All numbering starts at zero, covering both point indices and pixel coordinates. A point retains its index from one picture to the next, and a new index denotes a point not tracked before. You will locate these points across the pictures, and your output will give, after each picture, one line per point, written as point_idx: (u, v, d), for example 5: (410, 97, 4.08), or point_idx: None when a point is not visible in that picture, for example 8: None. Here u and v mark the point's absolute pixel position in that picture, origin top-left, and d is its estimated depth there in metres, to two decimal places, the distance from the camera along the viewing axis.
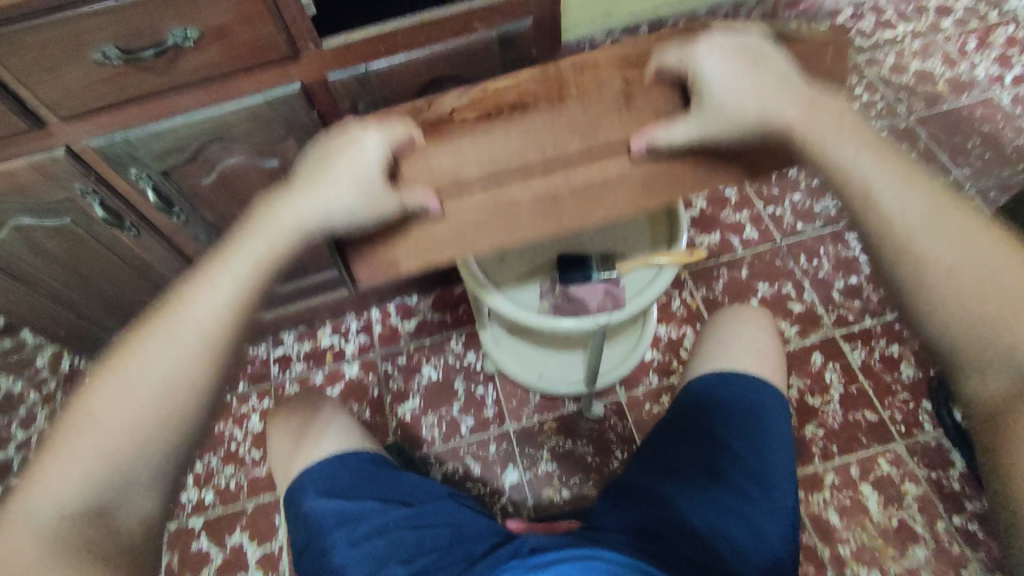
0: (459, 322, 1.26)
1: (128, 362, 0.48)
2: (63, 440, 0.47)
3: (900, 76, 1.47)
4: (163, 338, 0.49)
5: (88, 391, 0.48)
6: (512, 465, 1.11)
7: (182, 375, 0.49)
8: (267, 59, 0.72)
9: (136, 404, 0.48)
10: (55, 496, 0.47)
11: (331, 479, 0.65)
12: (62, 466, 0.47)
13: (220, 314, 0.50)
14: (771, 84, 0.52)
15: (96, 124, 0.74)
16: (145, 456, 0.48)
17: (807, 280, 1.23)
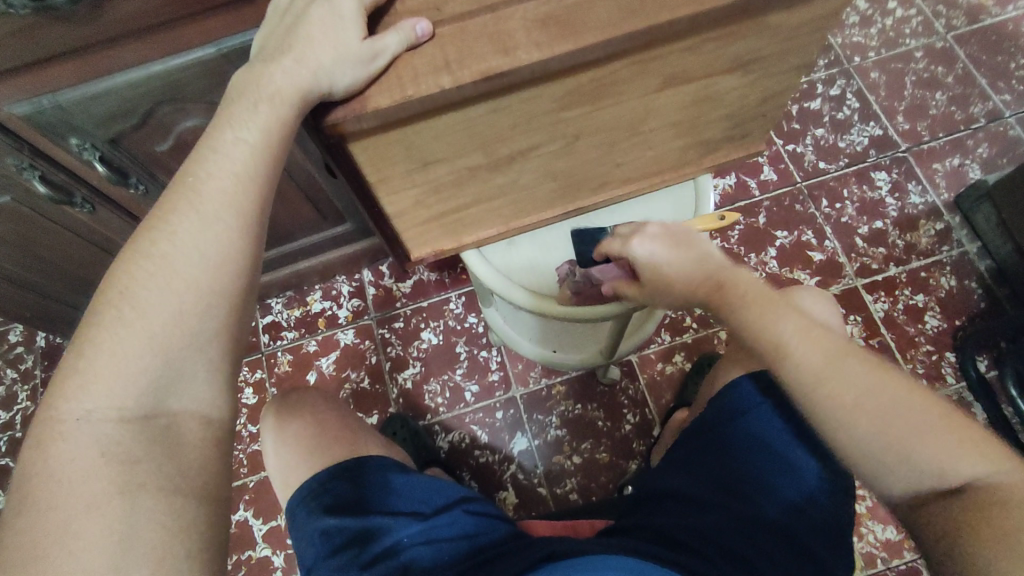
0: (458, 281, 1.18)
1: (152, 248, 0.40)
2: (94, 340, 0.38)
3: None
4: (183, 214, 0.41)
5: (122, 284, 0.39)
6: (520, 432, 1.07)
7: (225, 249, 0.41)
8: (217, 4, 0.58)
9: (177, 288, 0.39)
10: (105, 409, 0.38)
11: (335, 492, 0.60)
12: (107, 371, 0.38)
13: (243, 181, 0.42)
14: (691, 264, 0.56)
15: (18, 89, 0.60)
16: (198, 347, 0.40)
17: (829, 226, 1.15)
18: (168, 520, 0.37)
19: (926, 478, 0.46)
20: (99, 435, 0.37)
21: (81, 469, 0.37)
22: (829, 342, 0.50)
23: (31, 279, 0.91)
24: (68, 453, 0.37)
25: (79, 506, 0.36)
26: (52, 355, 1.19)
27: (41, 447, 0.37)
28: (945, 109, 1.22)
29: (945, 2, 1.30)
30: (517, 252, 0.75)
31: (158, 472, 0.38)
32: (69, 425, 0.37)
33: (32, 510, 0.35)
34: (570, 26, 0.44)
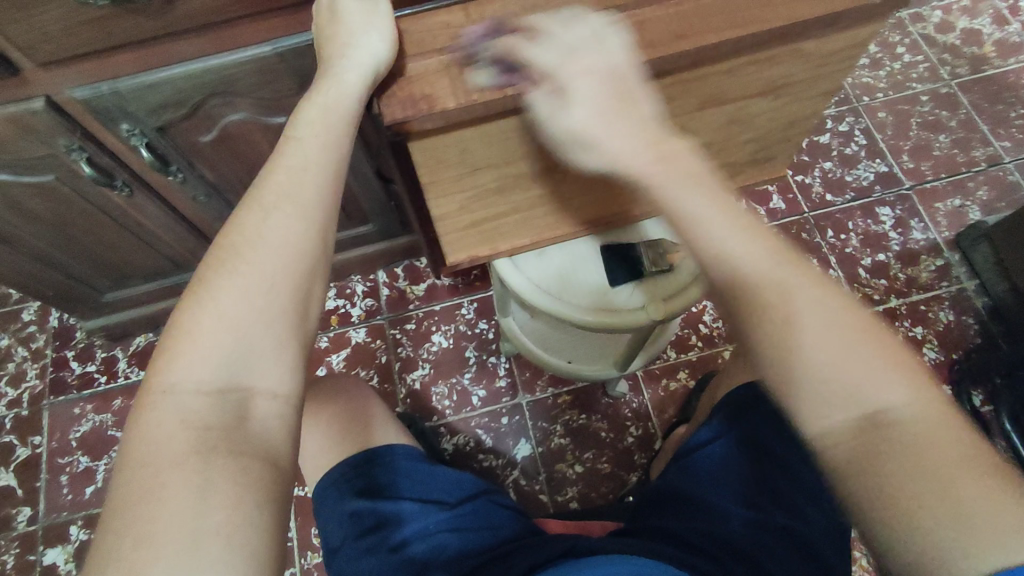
0: (472, 287, 1.21)
1: (232, 239, 0.44)
2: (181, 320, 0.41)
3: (945, 35, 1.37)
4: (260, 206, 0.45)
5: (207, 269, 0.43)
6: (524, 439, 1.09)
7: (293, 236, 0.44)
8: (279, 5, 0.62)
9: (254, 269, 0.43)
10: (189, 381, 0.40)
11: (367, 476, 0.62)
12: (192, 346, 0.41)
13: (313, 176, 0.46)
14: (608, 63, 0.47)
15: (79, 72, 0.63)
16: (267, 325, 0.42)
17: (834, 256, 1.19)
18: (238, 482, 0.38)
19: (846, 404, 0.41)
20: (182, 405, 0.40)
21: (166, 434, 0.39)
22: (836, 301, 0.43)
23: (58, 258, 0.93)
24: (155, 421, 0.39)
25: (161, 467, 0.38)
26: (64, 335, 1.20)
27: (133, 418, 0.40)
28: (948, 151, 1.27)
29: (951, 51, 1.35)
30: (548, 262, 0.79)
31: (231, 439, 0.40)
32: (161, 395, 0.40)
33: (123, 475, 0.38)
34: (622, 47, 0.48)
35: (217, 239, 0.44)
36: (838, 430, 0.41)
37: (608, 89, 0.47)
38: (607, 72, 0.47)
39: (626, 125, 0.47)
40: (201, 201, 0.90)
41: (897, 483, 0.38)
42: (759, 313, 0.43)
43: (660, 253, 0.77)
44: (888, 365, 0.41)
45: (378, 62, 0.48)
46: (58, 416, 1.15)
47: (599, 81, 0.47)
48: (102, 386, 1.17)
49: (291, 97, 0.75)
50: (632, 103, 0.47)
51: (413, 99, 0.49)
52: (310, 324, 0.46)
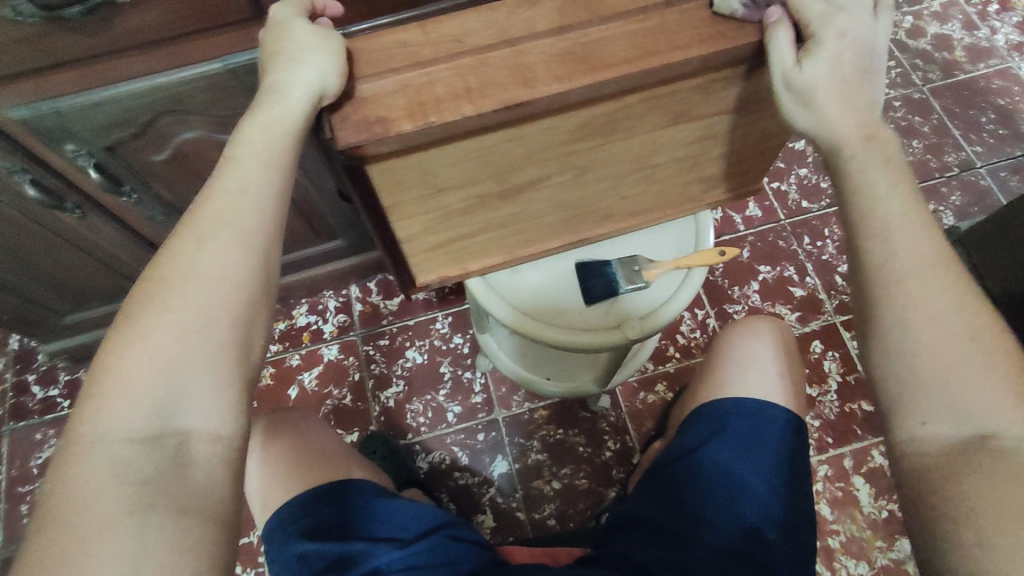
0: (446, 301, 1.19)
1: (166, 270, 0.40)
2: (110, 362, 0.37)
3: (917, 40, 1.38)
4: (197, 236, 0.41)
5: (139, 303, 0.39)
6: (500, 455, 1.07)
7: (233, 264, 0.41)
8: (225, 21, 0.60)
9: (191, 303, 0.39)
10: (118, 428, 0.36)
11: (316, 515, 0.59)
12: (122, 389, 0.37)
13: (253, 203, 0.43)
14: (865, 24, 0.47)
15: (17, 92, 0.60)
16: (207, 363, 0.39)
17: (810, 264, 1.18)
18: (178, 539, 0.35)
19: (956, 419, 0.40)
20: (112, 454, 0.36)
21: (95, 488, 0.35)
22: (964, 307, 0.42)
23: (11, 282, 0.89)
24: (82, 474, 0.35)
25: (91, 527, 0.34)
26: (26, 358, 1.17)
27: (55, 472, 0.36)
28: (922, 157, 1.27)
29: (923, 56, 1.36)
30: (519, 281, 0.77)
31: (169, 490, 0.36)
32: (87, 444, 0.36)
33: (45, 536, 0.33)
34: (590, 66, 0.47)
35: (150, 272, 0.41)
36: (931, 441, 0.41)
37: (845, 57, 0.46)
38: (856, 40, 0.46)
39: (843, 98, 0.47)
40: (159, 220, 0.88)
41: (991, 501, 0.37)
42: (893, 309, 0.43)
43: (635, 269, 0.75)
44: (988, 379, 0.40)
45: (323, 85, 0.45)
46: (19, 442, 1.11)
47: (850, 53, 0.46)
48: (65, 410, 1.13)
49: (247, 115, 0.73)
50: (870, 79, 0.47)
51: (366, 122, 0.46)
52: (255, 359, 0.42)
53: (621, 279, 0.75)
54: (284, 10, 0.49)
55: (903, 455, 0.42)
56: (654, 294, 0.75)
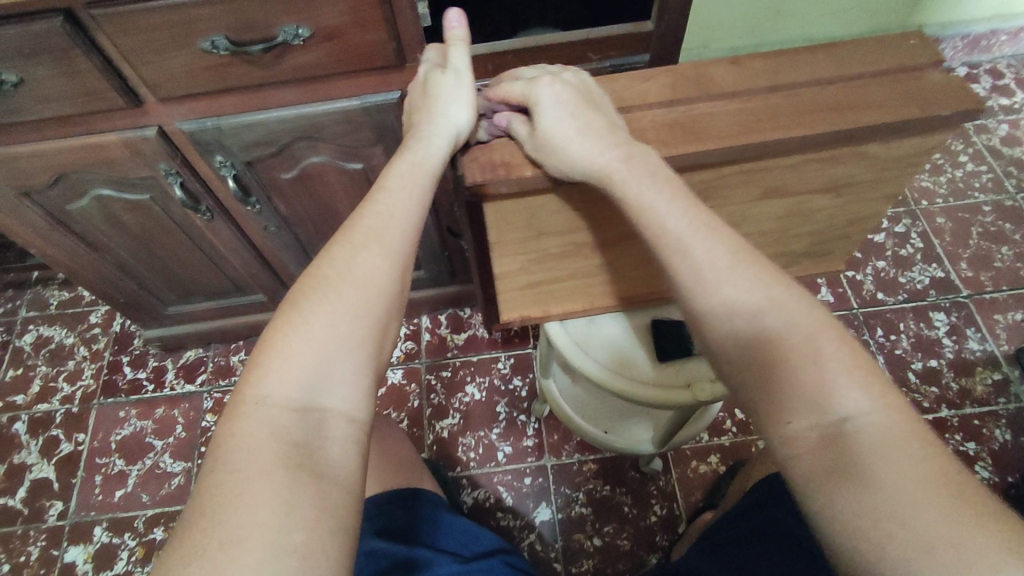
0: (510, 343, 1.23)
1: (325, 268, 0.46)
2: (273, 340, 0.43)
3: (1011, 148, 1.37)
4: (355, 241, 0.48)
5: (301, 293, 0.45)
6: (545, 502, 1.07)
7: (382, 269, 0.47)
8: (372, 66, 0.69)
9: (345, 297, 0.45)
10: (275, 397, 0.42)
11: (388, 517, 0.63)
12: (281, 364, 0.42)
13: (403, 220, 0.49)
14: (552, 95, 0.53)
15: (192, 108, 0.71)
16: (351, 349, 0.44)
17: (882, 356, 1.16)
18: (318, 500, 0.39)
19: (821, 434, 0.40)
20: (269, 419, 0.41)
21: (254, 445, 0.40)
22: (813, 319, 0.43)
23: (135, 269, 1.00)
24: (244, 432, 0.40)
25: (250, 478, 0.38)
26: (123, 341, 1.28)
27: (221, 427, 0.41)
28: (1010, 264, 1.23)
29: (1017, 164, 1.35)
30: (596, 330, 0.81)
31: (313, 457, 0.40)
32: (249, 407, 0.41)
33: (212, 480, 0.38)
34: (699, 136, 0.53)
35: (311, 268, 0.47)
36: (808, 436, 0.40)
37: (575, 107, 0.52)
38: (562, 109, 0.52)
39: (584, 136, 0.51)
40: (271, 232, 0.97)
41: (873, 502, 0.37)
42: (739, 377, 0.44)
43: None
44: (838, 393, 0.40)
45: (458, 129, 0.55)
46: (104, 417, 1.20)
47: (560, 106, 0.52)
48: (149, 394, 1.22)
49: (370, 148, 0.81)
50: (605, 119, 0.52)
51: (493, 164, 0.55)
52: (386, 355, 0.47)
53: (695, 341, 0.79)
54: (432, 70, 0.58)
55: (788, 458, 0.41)
56: None
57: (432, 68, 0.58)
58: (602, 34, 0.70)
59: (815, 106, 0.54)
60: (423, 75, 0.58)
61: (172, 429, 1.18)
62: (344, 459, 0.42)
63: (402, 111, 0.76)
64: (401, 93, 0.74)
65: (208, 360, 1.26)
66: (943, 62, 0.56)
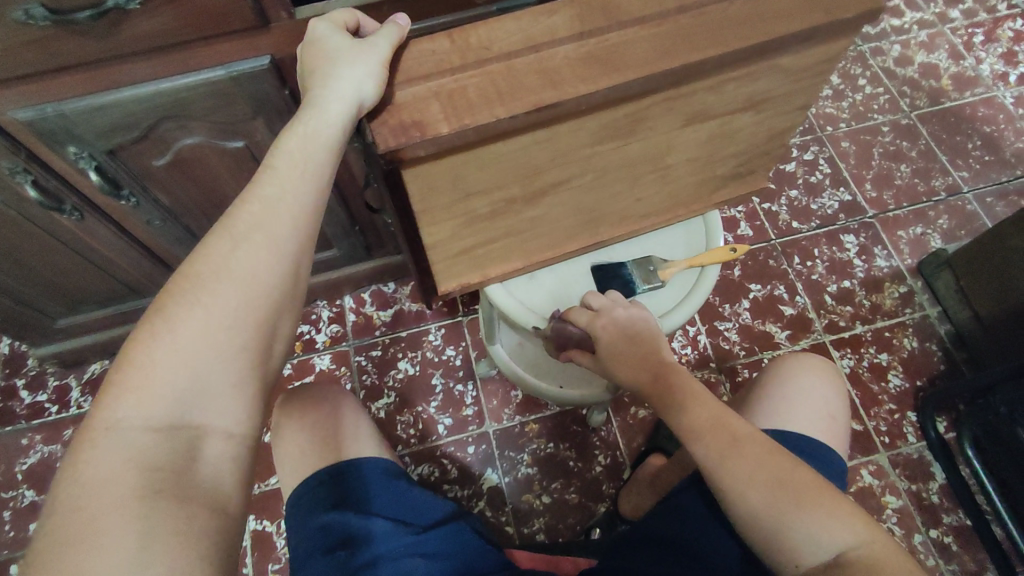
0: (439, 314, 1.19)
1: (200, 269, 0.44)
2: (138, 353, 0.41)
3: (904, 67, 1.41)
4: (231, 234, 0.45)
5: (168, 299, 0.43)
6: (491, 468, 1.07)
7: (263, 268, 0.45)
8: (231, 30, 0.63)
9: (219, 302, 0.44)
10: (137, 416, 0.40)
11: (346, 486, 0.66)
12: (145, 379, 0.41)
13: (287, 211, 0.47)
14: (623, 337, 0.65)
15: (24, 94, 0.62)
16: (225, 359, 0.43)
17: (800, 283, 1.20)
18: (187, 530, 0.38)
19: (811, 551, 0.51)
20: (127, 440, 0.40)
21: (106, 474, 0.38)
22: (715, 415, 0.58)
23: (6, 284, 0.90)
24: (96, 459, 0.39)
25: (99, 509, 0.37)
26: (15, 363, 1.16)
27: (72, 453, 0.39)
28: (910, 180, 1.29)
29: (910, 83, 1.39)
30: (538, 285, 0.81)
31: (178, 481, 0.40)
32: (105, 430, 0.40)
33: (59, 510, 0.37)
34: (601, 68, 0.49)
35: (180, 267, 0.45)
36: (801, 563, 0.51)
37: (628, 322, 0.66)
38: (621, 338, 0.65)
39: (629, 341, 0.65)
40: (156, 226, 0.88)
41: None
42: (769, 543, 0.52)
43: (651, 269, 0.79)
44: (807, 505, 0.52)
45: (360, 101, 0.48)
46: (4, 447, 1.10)
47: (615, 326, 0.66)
48: (53, 416, 1.12)
49: (248, 122, 0.74)
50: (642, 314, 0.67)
51: (404, 126, 0.47)
52: (271, 361, 0.47)
53: (637, 278, 0.79)
54: (326, 29, 0.53)
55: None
56: (673, 292, 0.80)
57: (330, 28, 0.53)
58: None
59: (709, 26, 0.51)
60: (317, 35, 0.53)
61: None
62: (215, 476, 0.42)
63: (276, 78, 0.70)
64: (272, 58, 0.67)
65: None
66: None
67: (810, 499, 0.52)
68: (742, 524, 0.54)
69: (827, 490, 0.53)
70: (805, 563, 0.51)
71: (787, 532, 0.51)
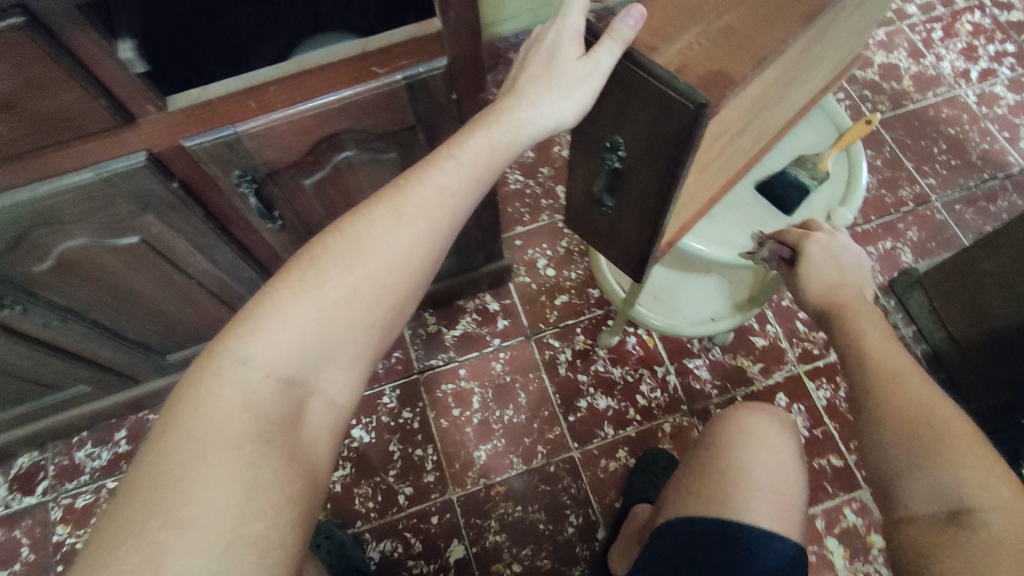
0: (393, 372, 1.12)
1: (355, 238, 0.52)
2: (289, 300, 0.49)
3: (864, 70, 1.35)
4: (396, 213, 0.53)
5: (326, 259, 0.51)
6: (456, 539, 1.00)
7: (403, 257, 0.53)
8: (86, 132, 0.55)
9: (367, 276, 0.51)
10: (268, 359, 0.47)
11: None
12: (287, 326, 0.48)
13: (447, 203, 0.54)
14: (839, 259, 0.64)
15: None
16: (354, 333, 0.51)
17: (770, 310, 1.14)
18: (288, 482, 0.45)
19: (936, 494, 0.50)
20: (252, 380, 0.46)
21: (230, 408, 0.45)
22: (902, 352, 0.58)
23: None
24: (232, 387, 0.45)
25: (228, 438, 0.44)
26: None
27: (205, 375, 0.46)
28: (877, 191, 1.23)
29: (871, 86, 1.34)
30: (717, 224, 0.79)
31: (288, 432, 0.47)
32: (239, 364, 0.46)
33: (193, 423, 0.43)
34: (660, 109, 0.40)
35: (346, 230, 0.52)
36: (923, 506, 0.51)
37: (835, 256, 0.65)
38: (834, 266, 0.64)
39: (823, 271, 0.64)
40: (57, 326, 0.79)
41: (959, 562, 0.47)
42: (896, 462, 0.53)
43: (809, 166, 0.78)
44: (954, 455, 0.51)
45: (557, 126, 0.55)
46: None
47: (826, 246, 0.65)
48: None
49: (138, 218, 0.66)
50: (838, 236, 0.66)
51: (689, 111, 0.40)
52: (380, 346, 0.54)
53: (804, 177, 0.78)
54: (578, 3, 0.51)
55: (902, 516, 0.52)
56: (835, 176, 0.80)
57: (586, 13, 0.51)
58: (382, 43, 0.60)
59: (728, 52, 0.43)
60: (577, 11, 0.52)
61: (17, 554, 1.01)
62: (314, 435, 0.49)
63: (158, 172, 0.61)
64: (150, 152, 0.59)
65: (48, 464, 1.08)
66: (768, 21, 0.48)
67: (949, 449, 0.51)
68: (870, 446, 0.56)
69: (980, 447, 0.51)
70: (934, 504, 0.50)
71: (920, 475, 0.51)
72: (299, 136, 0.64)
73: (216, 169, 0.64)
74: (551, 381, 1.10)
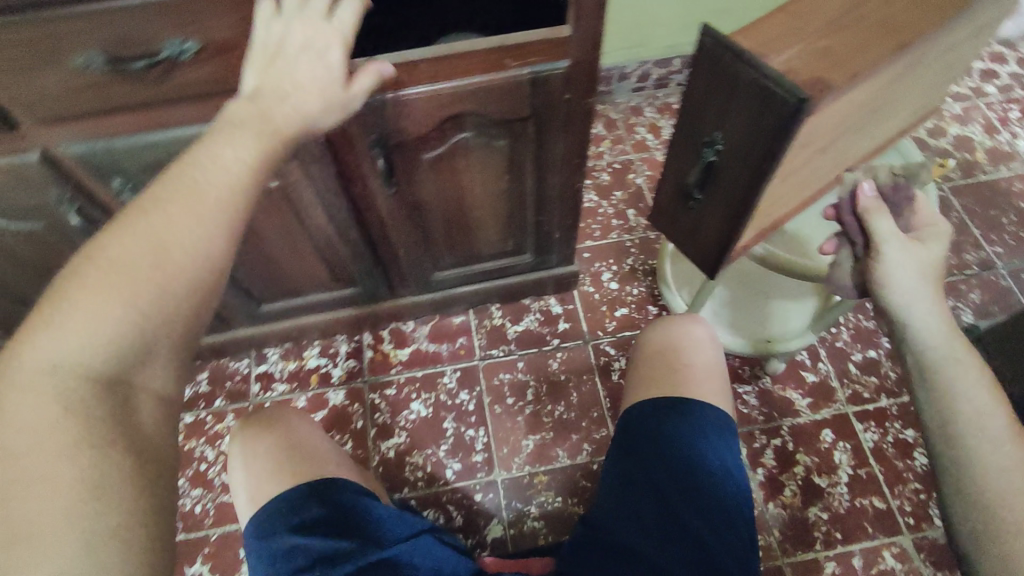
0: (455, 356, 1.19)
1: (136, 230, 0.47)
2: (76, 308, 0.44)
3: (938, 139, 1.41)
4: (145, 205, 0.48)
5: (97, 257, 0.46)
6: (495, 518, 1.05)
7: (192, 242, 0.48)
8: None
9: (172, 265, 0.47)
10: (69, 365, 0.44)
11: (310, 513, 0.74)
12: (75, 332, 0.44)
13: (190, 187, 0.49)
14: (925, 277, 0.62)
15: (78, 129, 0.66)
16: (170, 322, 0.47)
17: (824, 349, 1.18)
18: (128, 482, 0.43)
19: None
20: (58, 386, 0.43)
21: (32, 419, 0.42)
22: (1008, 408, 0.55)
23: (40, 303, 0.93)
24: (25, 406, 0.42)
25: (36, 454, 0.41)
26: None
27: (2, 395, 0.42)
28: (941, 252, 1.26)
29: (944, 154, 1.38)
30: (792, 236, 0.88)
31: (113, 432, 0.44)
32: (34, 379, 0.43)
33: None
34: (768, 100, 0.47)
35: (125, 223, 0.47)
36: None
37: (924, 277, 0.62)
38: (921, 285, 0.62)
39: (908, 287, 0.62)
40: None
41: None
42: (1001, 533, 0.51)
43: None
44: None
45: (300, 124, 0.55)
46: None
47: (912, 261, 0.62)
48: None
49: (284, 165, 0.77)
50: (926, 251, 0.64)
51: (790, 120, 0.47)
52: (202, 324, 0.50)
53: None
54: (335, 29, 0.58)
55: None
56: None
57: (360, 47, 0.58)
58: (521, 40, 0.69)
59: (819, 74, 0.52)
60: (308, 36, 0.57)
61: None
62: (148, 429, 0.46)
63: None
64: None
65: None
66: (864, 49, 0.55)
67: None
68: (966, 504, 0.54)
69: None
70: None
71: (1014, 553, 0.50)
72: (433, 112, 0.74)
73: (359, 130, 0.75)
74: (603, 385, 1.16)
